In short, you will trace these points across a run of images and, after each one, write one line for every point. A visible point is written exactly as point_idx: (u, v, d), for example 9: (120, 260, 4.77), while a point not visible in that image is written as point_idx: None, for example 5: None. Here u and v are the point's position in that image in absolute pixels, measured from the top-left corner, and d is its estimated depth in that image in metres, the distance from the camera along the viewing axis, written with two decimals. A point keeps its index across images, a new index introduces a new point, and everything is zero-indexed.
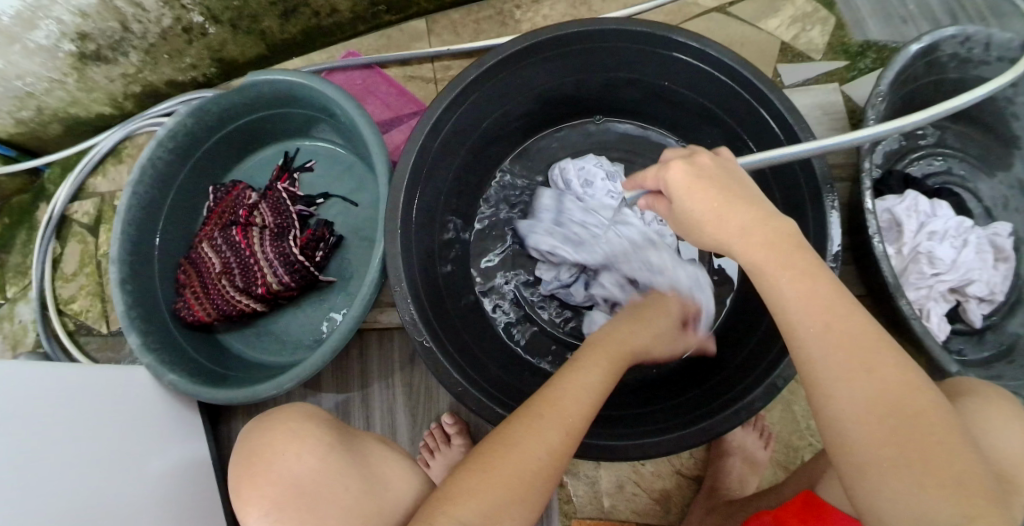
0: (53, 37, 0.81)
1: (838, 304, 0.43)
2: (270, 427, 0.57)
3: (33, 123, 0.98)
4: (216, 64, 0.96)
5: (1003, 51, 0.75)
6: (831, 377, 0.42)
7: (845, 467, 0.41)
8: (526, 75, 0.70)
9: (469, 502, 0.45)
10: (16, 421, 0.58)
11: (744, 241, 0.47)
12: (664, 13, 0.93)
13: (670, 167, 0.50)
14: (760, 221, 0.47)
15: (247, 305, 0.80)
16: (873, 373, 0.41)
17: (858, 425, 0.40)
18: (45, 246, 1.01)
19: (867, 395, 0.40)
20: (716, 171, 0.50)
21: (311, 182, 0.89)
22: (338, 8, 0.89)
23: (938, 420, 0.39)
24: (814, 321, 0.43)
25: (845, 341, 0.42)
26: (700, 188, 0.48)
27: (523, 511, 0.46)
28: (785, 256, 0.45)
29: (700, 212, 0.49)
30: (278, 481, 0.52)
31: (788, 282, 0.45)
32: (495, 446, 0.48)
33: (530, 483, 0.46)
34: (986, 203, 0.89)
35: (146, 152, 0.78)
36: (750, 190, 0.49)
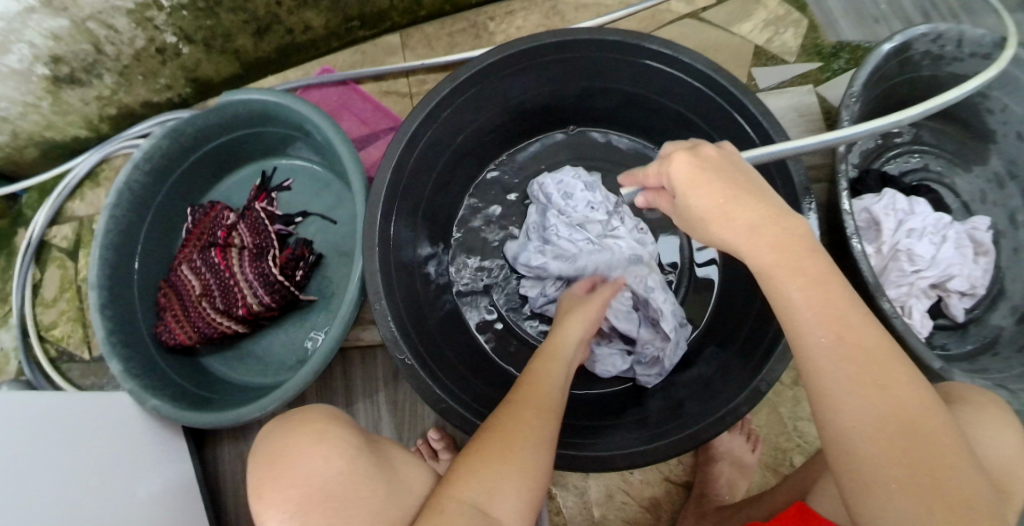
0: (25, 61, 0.80)
1: (849, 315, 0.42)
2: (290, 427, 0.53)
3: (8, 148, 0.96)
4: (192, 84, 0.96)
5: (975, 47, 0.76)
6: (838, 387, 0.41)
7: (846, 480, 0.40)
8: (501, 86, 0.70)
9: (469, 481, 0.44)
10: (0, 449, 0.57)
11: (751, 242, 0.45)
12: (637, 21, 0.93)
13: (672, 160, 0.48)
14: (770, 220, 0.45)
15: (228, 327, 0.79)
16: (884, 389, 0.40)
17: (864, 439, 0.40)
18: (23, 272, 1.00)
19: (878, 414, 0.40)
20: (720, 163, 0.47)
21: (289, 201, 0.89)
22: (312, 25, 0.89)
23: (943, 437, 0.39)
24: (828, 331, 0.42)
25: (857, 354, 0.41)
26: (705, 182, 0.46)
27: (521, 485, 0.45)
28: (792, 258, 0.44)
29: (705, 209, 0.46)
30: (301, 483, 0.47)
31: (794, 285, 0.43)
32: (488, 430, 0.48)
33: (520, 456, 0.46)
34: (963, 198, 0.90)
35: (122, 175, 0.78)
36: (755, 182, 0.47)
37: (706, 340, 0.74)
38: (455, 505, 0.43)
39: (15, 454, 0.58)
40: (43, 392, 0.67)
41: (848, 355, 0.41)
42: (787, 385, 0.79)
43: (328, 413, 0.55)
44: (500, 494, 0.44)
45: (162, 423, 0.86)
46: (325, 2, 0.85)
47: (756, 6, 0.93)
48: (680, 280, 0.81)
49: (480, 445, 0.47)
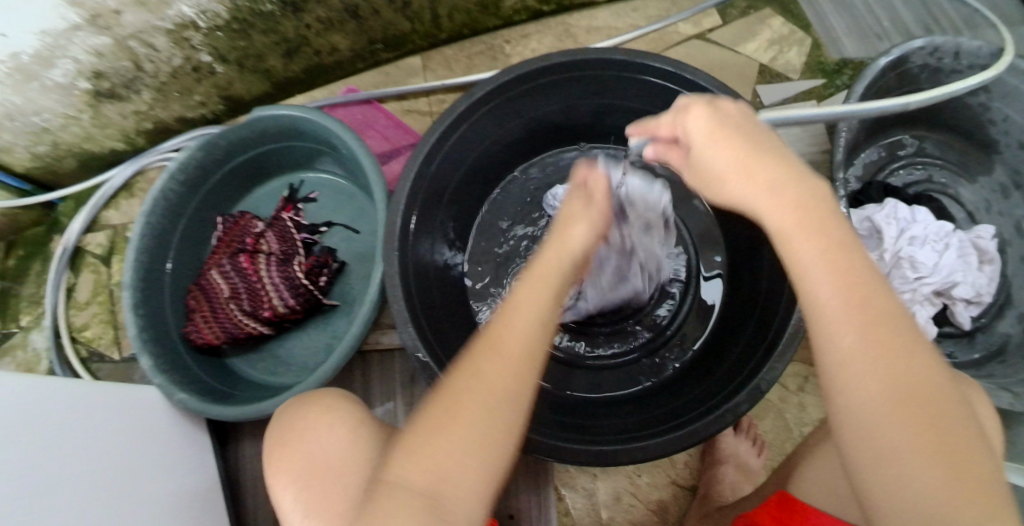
0: (69, 75, 0.85)
1: (872, 285, 0.42)
2: (304, 404, 0.59)
3: (48, 158, 1.02)
4: (224, 101, 1.01)
5: (973, 59, 0.78)
6: (859, 358, 0.41)
7: (861, 456, 0.41)
8: (516, 102, 0.74)
9: (417, 466, 0.41)
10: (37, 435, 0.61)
11: (773, 200, 0.45)
12: (646, 42, 0.98)
13: (689, 112, 0.50)
14: (791, 178, 0.45)
15: (254, 328, 0.83)
16: (906, 362, 0.41)
17: (885, 415, 0.40)
18: (60, 276, 1.05)
19: (898, 385, 0.40)
20: (738, 120, 0.49)
21: (315, 212, 0.93)
22: (338, 47, 0.94)
23: (955, 411, 0.41)
24: (850, 301, 0.42)
25: (879, 324, 0.41)
26: (723, 137, 0.47)
27: (476, 464, 0.42)
28: (816, 219, 0.44)
29: (722, 163, 0.47)
30: (305, 453, 0.55)
31: (817, 250, 0.43)
32: (449, 395, 0.43)
33: (473, 434, 0.42)
34: (968, 208, 0.91)
35: (158, 184, 0.82)
36: (772, 141, 0.48)
37: (712, 347, 0.75)
38: (400, 492, 0.41)
39: (43, 441, 0.61)
40: (72, 383, 0.70)
41: (874, 327, 0.41)
42: (792, 391, 0.82)
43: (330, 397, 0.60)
44: (452, 480, 0.41)
45: (189, 420, 0.90)
46: (351, 26, 0.90)
47: (760, 26, 0.97)
48: (687, 288, 0.82)
49: (436, 413, 0.43)
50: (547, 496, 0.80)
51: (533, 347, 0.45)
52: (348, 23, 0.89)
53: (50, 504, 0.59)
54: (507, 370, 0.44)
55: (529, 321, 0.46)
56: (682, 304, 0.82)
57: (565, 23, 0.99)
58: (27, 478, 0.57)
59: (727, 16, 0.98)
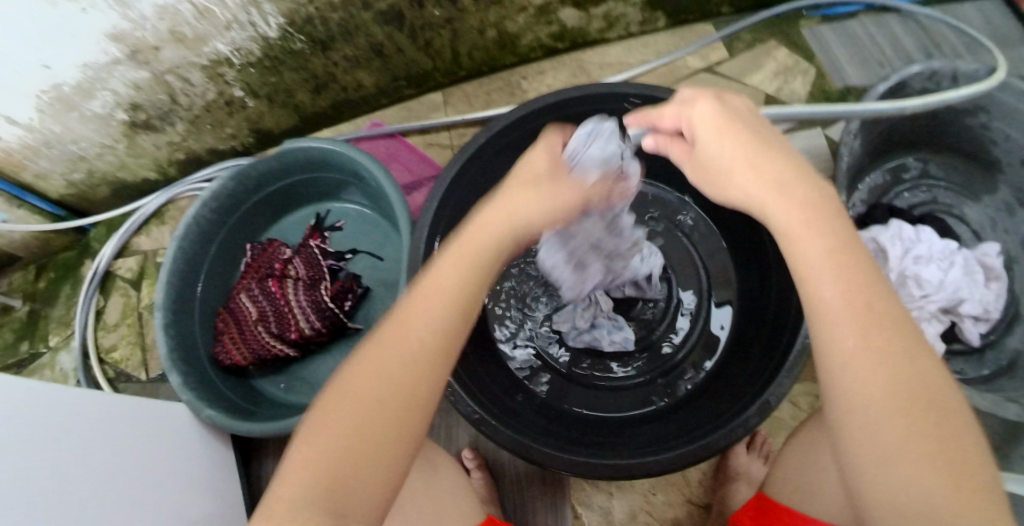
0: (107, 106, 0.91)
1: (878, 286, 0.44)
2: None
3: (83, 185, 1.07)
4: (254, 134, 1.06)
5: (970, 80, 0.82)
6: (859, 362, 0.42)
7: (859, 454, 0.41)
8: (533, 135, 0.78)
9: (308, 470, 0.40)
10: (72, 446, 0.64)
11: (780, 196, 0.47)
12: (657, 76, 1.02)
13: (697, 103, 0.52)
14: (799, 176, 0.48)
15: (280, 349, 0.86)
16: (911, 364, 0.42)
17: (884, 413, 0.41)
18: (90, 299, 1.10)
19: (894, 388, 0.41)
20: (743, 115, 0.52)
21: (340, 240, 0.97)
22: (363, 84, 0.99)
23: (960, 418, 0.41)
24: (854, 300, 0.43)
25: (881, 324, 0.43)
26: (730, 132, 0.50)
27: (373, 470, 0.41)
28: (820, 218, 0.46)
29: (730, 159, 0.49)
30: None
31: (822, 249, 0.45)
32: (332, 402, 0.43)
33: (364, 438, 0.41)
34: (973, 227, 0.93)
35: (192, 211, 0.87)
36: (778, 141, 0.52)
37: (723, 369, 0.78)
38: (288, 500, 0.39)
39: (69, 449, 0.64)
40: (100, 393, 0.74)
41: (876, 327, 0.43)
42: (804, 410, 0.84)
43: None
44: (354, 486, 0.40)
45: (215, 437, 0.93)
46: (376, 64, 0.95)
47: (766, 58, 1.01)
48: (698, 313, 0.84)
49: (322, 421, 0.42)
50: (563, 516, 0.82)
51: (431, 345, 0.45)
52: (373, 61, 0.94)
53: (79, 514, 0.62)
54: (393, 369, 0.43)
55: (420, 321, 0.45)
56: (694, 328, 0.84)
57: (580, 59, 1.03)
58: (57, 486, 0.60)
59: (733, 49, 1.02)
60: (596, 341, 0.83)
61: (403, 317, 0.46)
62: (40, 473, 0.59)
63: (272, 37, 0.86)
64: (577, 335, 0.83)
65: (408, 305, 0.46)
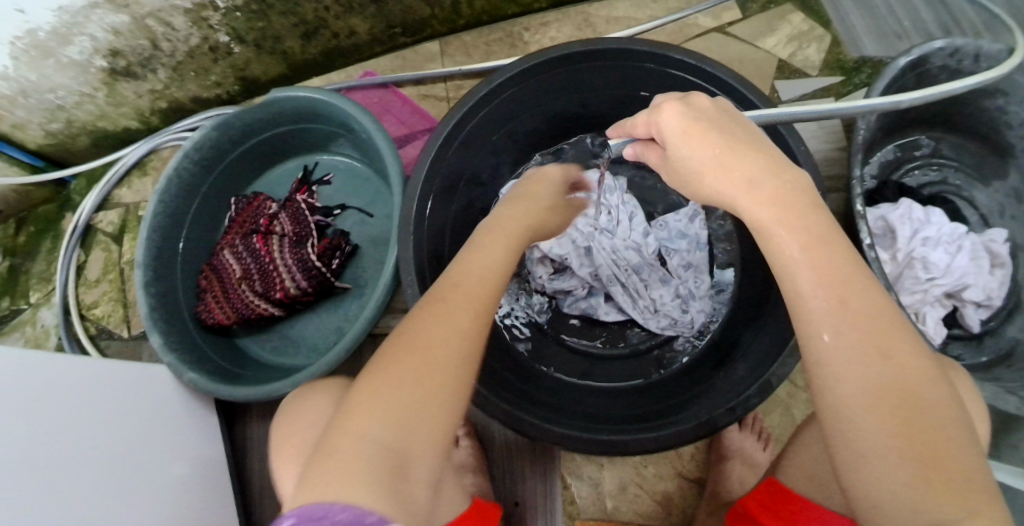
0: (86, 52, 0.85)
1: (856, 277, 0.40)
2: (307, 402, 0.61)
3: (62, 136, 1.02)
4: (240, 82, 1.01)
5: (992, 63, 0.76)
6: (842, 361, 0.39)
7: (841, 453, 0.38)
8: (534, 92, 0.74)
9: (381, 419, 0.39)
10: (44, 410, 0.62)
11: (754, 199, 0.42)
12: (665, 34, 0.97)
13: (662, 108, 0.46)
14: (772, 174, 0.42)
15: (265, 309, 0.83)
16: (889, 358, 0.38)
17: (857, 410, 0.38)
18: (70, 254, 1.06)
19: (878, 385, 0.38)
20: (714, 113, 0.46)
21: (329, 195, 0.93)
22: (356, 30, 0.94)
23: (943, 413, 0.37)
24: (830, 297, 0.40)
25: (858, 321, 0.39)
26: (698, 132, 0.44)
27: (435, 432, 0.41)
28: (797, 215, 0.41)
29: (699, 162, 0.44)
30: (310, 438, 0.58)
31: (797, 243, 0.41)
32: (388, 358, 0.43)
33: (435, 397, 0.42)
34: (982, 211, 0.89)
35: (172, 162, 0.83)
36: (753, 134, 0.45)
37: (721, 341, 0.76)
38: (354, 443, 0.38)
39: (41, 411, 0.61)
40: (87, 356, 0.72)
41: (851, 323, 0.39)
42: (800, 387, 0.82)
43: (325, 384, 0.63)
44: (413, 436, 0.40)
45: (198, 398, 0.91)
46: (370, 10, 0.90)
47: (780, 22, 0.96)
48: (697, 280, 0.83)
49: (388, 373, 0.42)
50: (553, 485, 0.81)
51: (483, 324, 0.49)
52: (368, 7, 0.89)
53: (49, 481, 0.59)
54: (456, 331, 0.45)
55: (475, 301, 0.49)
56: None
57: (586, 13, 0.98)
58: (30, 451, 0.58)
59: (747, 10, 0.97)
60: (592, 310, 0.82)
61: (455, 293, 0.49)
62: (8, 437, 0.57)
63: None
64: (575, 305, 0.82)
65: (460, 285, 0.50)
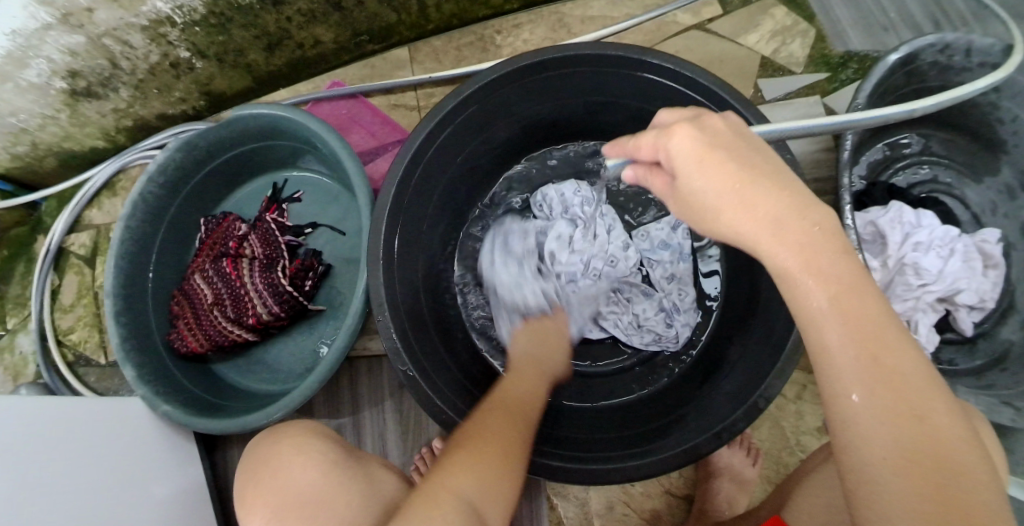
0: (44, 75, 0.82)
1: (887, 333, 0.38)
2: (279, 442, 0.63)
3: (28, 158, 0.97)
4: (205, 97, 0.98)
5: (984, 57, 0.74)
6: (867, 420, 0.37)
7: (864, 516, 0.36)
8: (507, 102, 0.70)
9: (468, 479, 0.47)
10: (22, 453, 0.60)
11: (776, 240, 0.40)
12: (643, 33, 0.94)
13: (673, 132, 0.43)
14: (797, 212, 0.40)
15: (239, 335, 0.81)
16: (923, 423, 0.36)
17: (889, 475, 0.36)
18: (43, 278, 1.00)
19: (901, 446, 0.36)
20: (729, 138, 0.43)
21: (299, 212, 0.90)
22: (321, 40, 0.91)
23: (979, 478, 0.35)
24: (860, 355, 0.37)
25: (891, 381, 0.37)
26: (714, 161, 0.41)
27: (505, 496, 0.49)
28: (824, 260, 0.39)
29: (715, 195, 0.41)
30: (284, 488, 0.58)
31: (825, 295, 0.38)
32: (471, 431, 0.51)
33: (507, 464, 0.50)
34: (973, 209, 0.87)
35: (136, 187, 0.79)
36: (771, 161, 0.43)
37: (708, 356, 0.74)
38: (449, 497, 0.45)
39: (14, 448, 0.59)
40: (57, 397, 0.69)
41: (885, 385, 0.37)
42: (790, 399, 0.80)
43: (303, 431, 0.64)
44: (492, 497, 0.47)
45: (175, 428, 0.88)
46: (334, 18, 0.87)
47: (763, 16, 0.93)
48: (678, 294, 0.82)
49: (472, 443, 0.50)
50: (538, 506, 0.79)
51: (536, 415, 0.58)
52: (331, 16, 0.86)
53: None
54: (522, 422, 0.55)
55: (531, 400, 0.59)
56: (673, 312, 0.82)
57: (559, 13, 0.95)
58: (11, 497, 0.56)
59: (727, 5, 0.94)
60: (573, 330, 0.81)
61: (513, 394, 0.59)
62: None
63: None
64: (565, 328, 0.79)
65: (514, 386, 0.61)
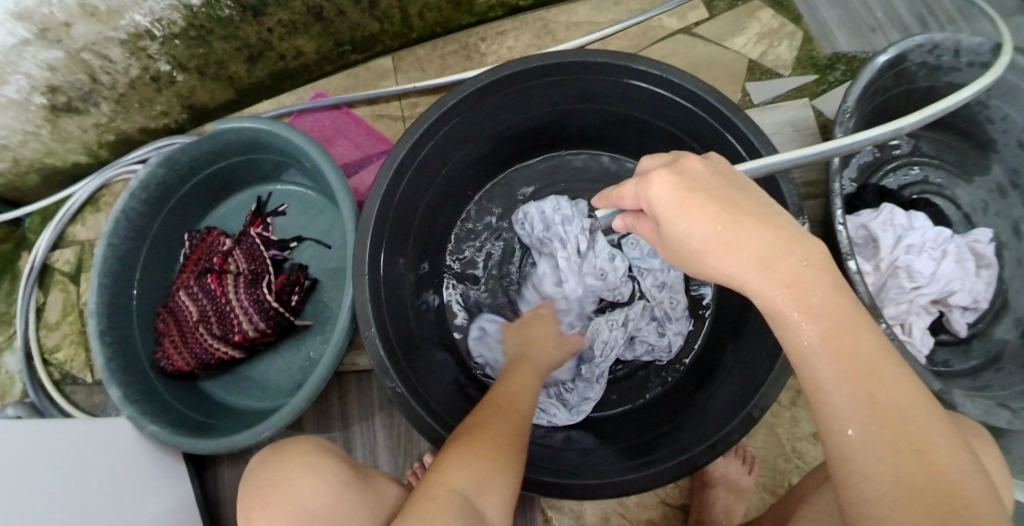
0: (23, 91, 0.80)
1: (883, 368, 0.37)
2: (286, 459, 0.61)
3: (10, 175, 0.96)
4: (188, 110, 0.96)
5: (973, 56, 0.73)
6: (865, 457, 0.36)
7: None
8: (492, 110, 0.69)
9: (462, 473, 0.47)
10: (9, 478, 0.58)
11: (763, 276, 0.39)
12: (629, 37, 0.93)
13: (652, 180, 0.42)
14: (782, 248, 0.39)
15: (225, 352, 0.79)
16: (924, 458, 0.36)
17: (891, 511, 0.35)
18: (27, 296, 0.98)
19: (901, 482, 0.35)
20: (708, 178, 0.42)
21: (285, 226, 0.89)
22: (304, 50, 0.90)
23: (986, 510, 0.34)
24: (854, 390, 0.37)
25: (889, 417, 0.36)
26: (695, 205, 0.40)
27: (505, 484, 0.49)
28: (813, 295, 0.38)
29: (699, 239, 0.40)
30: (293, 504, 0.56)
31: (815, 330, 0.38)
32: (469, 427, 0.52)
33: (505, 454, 0.50)
34: (964, 209, 0.86)
35: (118, 204, 0.78)
36: (755, 198, 0.42)
37: (701, 364, 0.74)
38: (446, 493, 0.46)
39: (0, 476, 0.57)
40: (42, 421, 0.68)
41: (881, 420, 0.36)
42: (785, 405, 0.80)
43: (310, 451, 0.62)
44: (488, 487, 0.48)
45: (163, 448, 0.87)
46: (316, 29, 0.86)
47: (749, 19, 0.92)
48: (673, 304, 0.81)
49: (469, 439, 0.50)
50: (532, 519, 0.78)
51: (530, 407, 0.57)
52: (313, 26, 0.85)
53: None
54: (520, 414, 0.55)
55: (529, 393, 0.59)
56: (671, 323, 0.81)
57: (544, 19, 0.94)
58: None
59: (713, 8, 0.93)
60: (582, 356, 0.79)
61: (512, 388, 0.59)
62: None
63: (194, 5, 0.75)
64: (574, 333, 0.76)
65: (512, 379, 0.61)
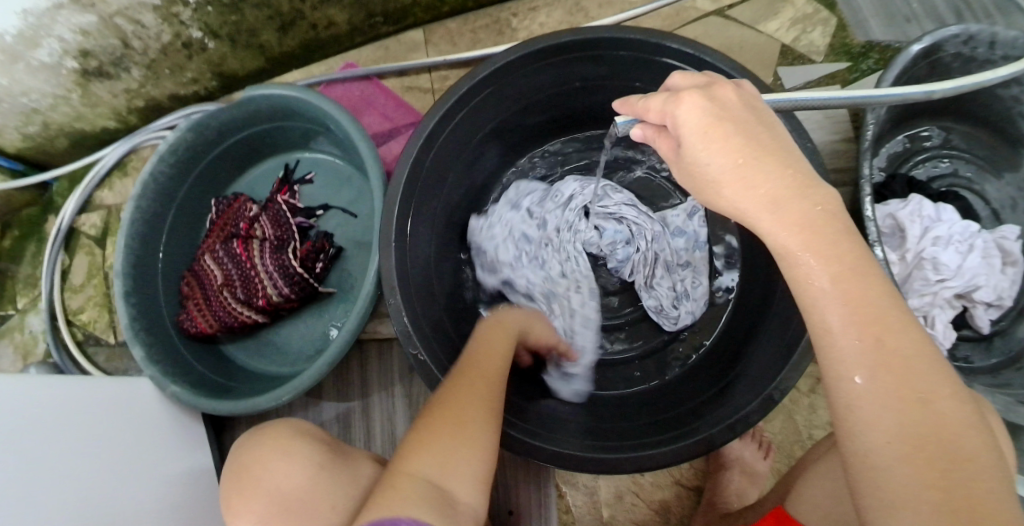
0: (56, 55, 0.81)
1: (890, 317, 0.38)
2: (263, 440, 0.62)
3: (40, 138, 0.97)
4: (218, 77, 0.97)
5: (1009, 49, 0.72)
6: (869, 404, 0.37)
7: (868, 500, 0.37)
8: (521, 85, 0.69)
9: (428, 459, 0.48)
10: (31, 433, 0.60)
11: (775, 218, 0.40)
12: (661, 18, 0.92)
13: (682, 100, 0.42)
14: (797, 191, 0.39)
15: (248, 316, 0.81)
16: (926, 406, 0.37)
17: (890, 457, 0.36)
18: (54, 258, 0.99)
19: (902, 430, 0.36)
20: (739, 108, 0.42)
21: (311, 194, 0.90)
22: (335, 21, 0.90)
23: (983, 461, 0.36)
24: (863, 335, 0.38)
25: (895, 368, 0.37)
26: (720, 134, 0.40)
27: (474, 464, 0.49)
28: (822, 240, 0.39)
29: (720, 169, 0.41)
30: (269, 494, 0.58)
31: (826, 275, 0.39)
32: (434, 411, 0.51)
33: (471, 436, 0.49)
34: (993, 205, 0.85)
35: (147, 168, 0.79)
36: (777, 136, 0.42)
37: (723, 347, 0.74)
38: (410, 482, 0.46)
39: (21, 430, 0.59)
40: (63, 377, 0.69)
41: (887, 368, 0.37)
42: (803, 392, 0.80)
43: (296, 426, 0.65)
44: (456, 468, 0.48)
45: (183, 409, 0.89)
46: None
47: (783, 4, 0.91)
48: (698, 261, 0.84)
49: (432, 426, 0.50)
50: (547, 494, 0.79)
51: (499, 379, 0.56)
52: None
53: (44, 507, 0.57)
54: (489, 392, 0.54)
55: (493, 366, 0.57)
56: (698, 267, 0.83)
57: None
58: (19, 476, 0.56)
59: None
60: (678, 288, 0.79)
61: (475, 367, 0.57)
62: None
63: None
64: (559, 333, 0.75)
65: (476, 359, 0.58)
